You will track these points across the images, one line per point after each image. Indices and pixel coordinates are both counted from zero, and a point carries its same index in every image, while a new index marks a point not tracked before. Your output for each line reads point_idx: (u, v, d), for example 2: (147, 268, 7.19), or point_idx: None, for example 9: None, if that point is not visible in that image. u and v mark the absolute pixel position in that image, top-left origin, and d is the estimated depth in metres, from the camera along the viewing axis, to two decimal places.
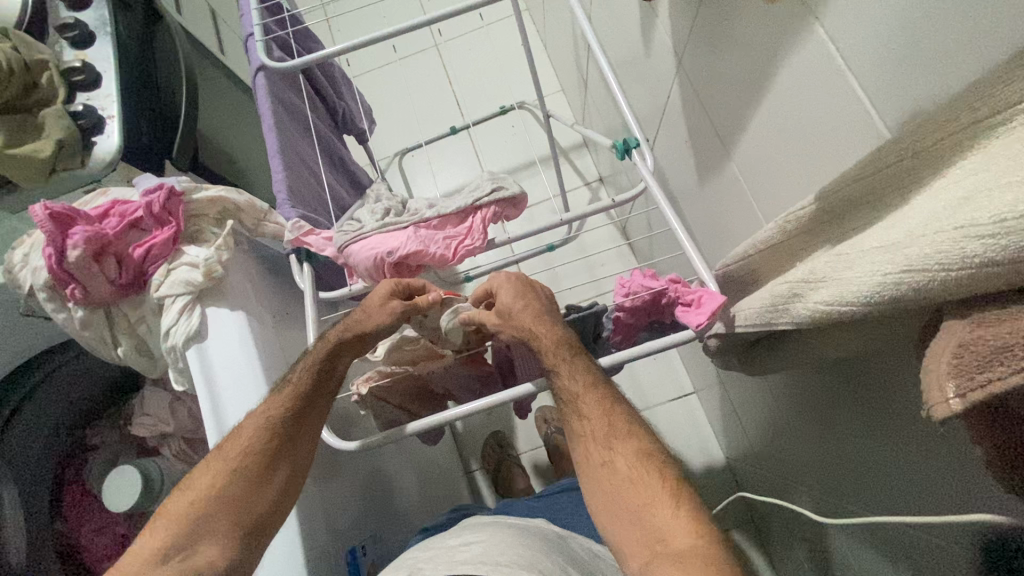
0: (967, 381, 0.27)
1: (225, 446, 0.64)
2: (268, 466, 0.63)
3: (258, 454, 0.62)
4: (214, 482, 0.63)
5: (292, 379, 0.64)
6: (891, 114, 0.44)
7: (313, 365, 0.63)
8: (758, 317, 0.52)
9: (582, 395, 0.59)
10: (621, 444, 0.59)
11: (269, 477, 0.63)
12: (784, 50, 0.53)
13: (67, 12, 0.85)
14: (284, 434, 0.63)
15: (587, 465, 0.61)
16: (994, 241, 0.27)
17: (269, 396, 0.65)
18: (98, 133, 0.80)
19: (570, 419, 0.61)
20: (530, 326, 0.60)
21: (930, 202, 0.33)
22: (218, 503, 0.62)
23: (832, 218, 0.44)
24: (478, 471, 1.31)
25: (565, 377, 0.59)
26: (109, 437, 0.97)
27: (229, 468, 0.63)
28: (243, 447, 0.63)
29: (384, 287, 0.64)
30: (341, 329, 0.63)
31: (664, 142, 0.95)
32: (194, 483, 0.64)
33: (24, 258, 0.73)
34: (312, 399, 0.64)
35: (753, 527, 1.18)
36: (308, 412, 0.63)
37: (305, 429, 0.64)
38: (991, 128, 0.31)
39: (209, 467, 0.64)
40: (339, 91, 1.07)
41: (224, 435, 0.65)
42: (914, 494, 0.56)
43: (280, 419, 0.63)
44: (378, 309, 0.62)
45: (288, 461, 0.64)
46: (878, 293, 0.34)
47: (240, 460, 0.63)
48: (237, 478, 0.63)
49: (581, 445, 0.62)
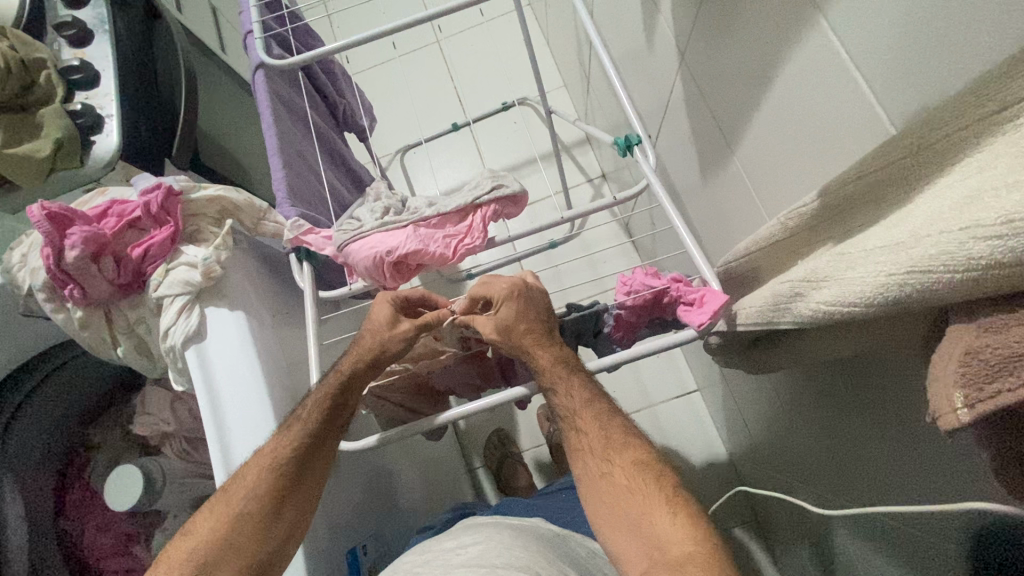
0: (977, 392, 0.27)
1: (229, 488, 0.63)
2: (277, 508, 0.63)
3: (265, 496, 0.62)
4: (217, 527, 0.62)
5: (300, 417, 0.62)
6: (896, 110, 0.43)
7: (321, 405, 0.61)
8: (759, 316, 0.51)
9: (579, 411, 0.59)
10: (619, 456, 0.59)
11: (277, 517, 0.63)
12: (788, 45, 0.52)
13: (66, 11, 0.85)
14: (290, 475, 0.62)
15: (586, 480, 0.61)
16: (1001, 242, 0.26)
17: (276, 433, 0.64)
18: (97, 133, 0.79)
19: (568, 433, 0.62)
20: (527, 347, 0.60)
21: (936, 201, 0.32)
22: (225, 548, 0.62)
23: (836, 217, 0.43)
24: (479, 468, 1.31)
25: (562, 396, 0.59)
26: (111, 437, 0.98)
27: (236, 511, 0.62)
28: (249, 489, 0.62)
29: (385, 309, 0.63)
30: (355, 360, 0.61)
31: (667, 138, 0.94)
32: (197, 528, 0.63)
33: (22, 258, 0.73)
34: (320, 438, 0.62)
35: (755, 525, 1.17)
36: (315, 452, 0.63)
37: (311, 469, 0.63)
38: (999, 124, 0.30)
39: (212, 511, 0.63)
40: (339, 88, 1.06)
41: (230, 476, 0.63)
42: (915, 492, 0.56)
43: (287, 460, 0.62)
44: (395, 331, 0.62)
45: (296, 499, 0.64)
46: (881, 294, 0.33)
47: (244, 504, 0.62)
48: (242, 525, 0.62)
49: (579, 459, 0.62)
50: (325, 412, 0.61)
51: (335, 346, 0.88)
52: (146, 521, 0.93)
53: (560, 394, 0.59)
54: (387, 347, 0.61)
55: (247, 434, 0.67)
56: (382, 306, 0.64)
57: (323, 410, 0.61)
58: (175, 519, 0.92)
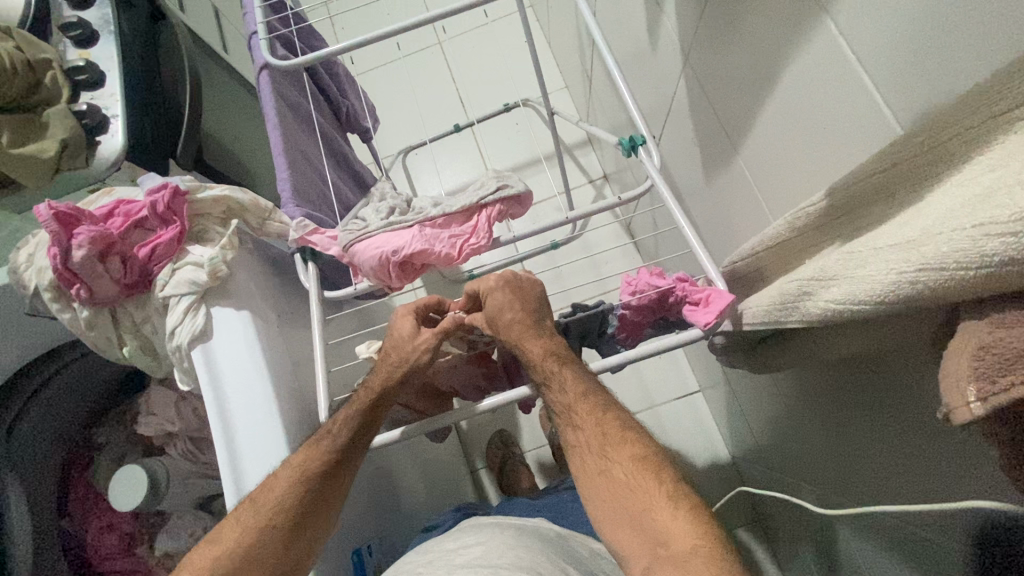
0: (990, 385, 0.27)
1: (256, 497, 0.62)
2: (301, 520, 0.62)
3: (291, 509, 0.61)
4: (239, 541, 0.61)
5: (329, 430, 0.62)
6: (904, 111, 0.43)
7: (353, 418, 0.61)
8: (765, 315, 0.51)
9: (574, 405, 0.60)
10: (615, 452, 0.59)
11: (300, 531, 0.62)
12: (794, 46, 0.52)
13: (71, 12, 0.85)
14: (317, 489, 0.62)
15: (585, 476, 0.61)
16: (1014, 238, 0.26)
17: (306, 444, 0.64)
18: (102, 133, 0.80)
19: (564, 428, 0.62)
20: (517, 338, 0.62)
21: (947, 199, 0.32)
22: (250, 559, 0.61)
23: (845, 217, 0.43)
24: (482, 469, 1.31)
25: (555, 391, 0.60)
26: (115, 437, 0.96)
27: (259, 523, 0.61)
28: (275, 501, 0.61)
29: (407, 322, 0.64)
30: (384, 377, 0.62)
31: (670, 139, 0.94)
32: (218, 539, 0.62)
33: (29, 258, 0.73)
34: (348, 455, 0.61)
35: (758, 526, 1.17)
36: (343, 468, 0.62)
37: (339, 481, 0.63)
38: (1010, 123, 0.30)
39: (235, 522, 0.62)
40: (343, 89, 1.07)
41: (257, 486, 0.63)
42: (920, 491, 0.56)
43: (315, 474, 0.62)
44: (417, 342, 0.63)
45: (320, 512, 0.63)
46: (893, 292, 0.33)
47: (269, 515, 0.61)
48: (267, 536, 0.61)
49: (578, 457, 0.62)
50: (359, 425, 0.61)
51: (340, 346, 0.88)
52: (150, 521, 0.93)
53: (556, 389, 0.60)
54: (414, 359, 0.62)
55: (266, 443, 0.67)
56: (402, 320, 0.65)
57: (353, 425, 0.61)
58: (177, 519, 0.91)
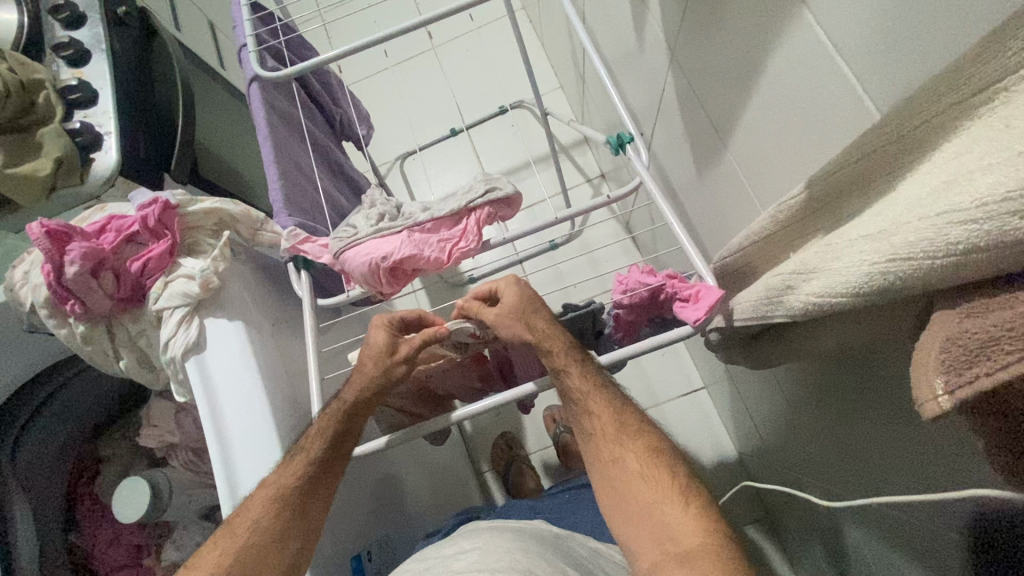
0: (957, 377, 0.26)
1: (234, 520, 0.63)
2: (282, 538, 0.62)
3: (271, 525, 0.61)
4: (220, 560, 0.62)
5: (304, 444, 0.63)
6: (880, 98, 0.42)
7: (325, 432, 0.61)
8: (753, 310, 0.51)
9: (592, 395, 0.58)
10: (631, 442, 0.58)
11: (283, 547, 0.63)
12: (774, 36, 0.52)
13: (63, 32, 0.87)
14: (296, 498, 0.62)
15: (600, 465, 0.60)
16: (976, 226, 0.26)
17: (285, 459, 0.64)
18: (96, 150, 0.81)
19: (580, 417, 0.60)
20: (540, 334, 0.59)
21: (919, 185, 0.32)
22: None
23: (825, 208, 0.43)
24: (489, 473, 1.31)
25: (576, 377, 0.58)
26: (121, 449, 1.00)
27: (239, 545, 0.61)
28: (254, 520, 0.62)
29: (382, 334, 0.62)
30: (358, 390, 0.60)
31: (662, 135, 0.93)
32: (201, 563, 0.63)
33: (24, 275, 0.74)
34: (325, 466, 0.62)
35: (767, 522, 1.16)
36: (324, 476, 0.63)
37: (316, 494, 0.63)
38: (977, 107, 0.29)
39: (216, 544, 0.63)
40: (336, 98, 1.08)
41: (234, 510, 0.63)
42: (919, 480, 0.55)
43: (297, 488, 0.62)
44: (396, 358, 0.61)
45: (299, 531, 0.63)
46: (866, 284, 0.33)
47: (249, 534, 0.61)
48: (250, 555, 0.61)
49: (593, 443, 0.60)
50: (331, 439, 0.62)
51: (336, 353, 0.89)
52: (157, 533, 0.95)
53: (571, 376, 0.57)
54: (389, 378, 0.60)
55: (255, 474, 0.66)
56: (377, 331, 0.62)
57: (328, 435, 0.61)
58: (183, 530, 0.93)
